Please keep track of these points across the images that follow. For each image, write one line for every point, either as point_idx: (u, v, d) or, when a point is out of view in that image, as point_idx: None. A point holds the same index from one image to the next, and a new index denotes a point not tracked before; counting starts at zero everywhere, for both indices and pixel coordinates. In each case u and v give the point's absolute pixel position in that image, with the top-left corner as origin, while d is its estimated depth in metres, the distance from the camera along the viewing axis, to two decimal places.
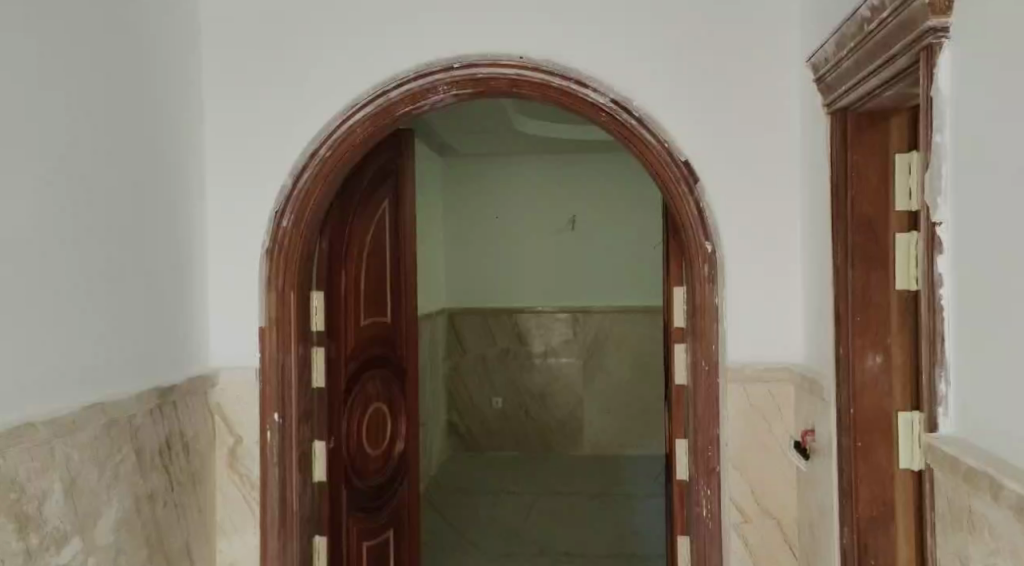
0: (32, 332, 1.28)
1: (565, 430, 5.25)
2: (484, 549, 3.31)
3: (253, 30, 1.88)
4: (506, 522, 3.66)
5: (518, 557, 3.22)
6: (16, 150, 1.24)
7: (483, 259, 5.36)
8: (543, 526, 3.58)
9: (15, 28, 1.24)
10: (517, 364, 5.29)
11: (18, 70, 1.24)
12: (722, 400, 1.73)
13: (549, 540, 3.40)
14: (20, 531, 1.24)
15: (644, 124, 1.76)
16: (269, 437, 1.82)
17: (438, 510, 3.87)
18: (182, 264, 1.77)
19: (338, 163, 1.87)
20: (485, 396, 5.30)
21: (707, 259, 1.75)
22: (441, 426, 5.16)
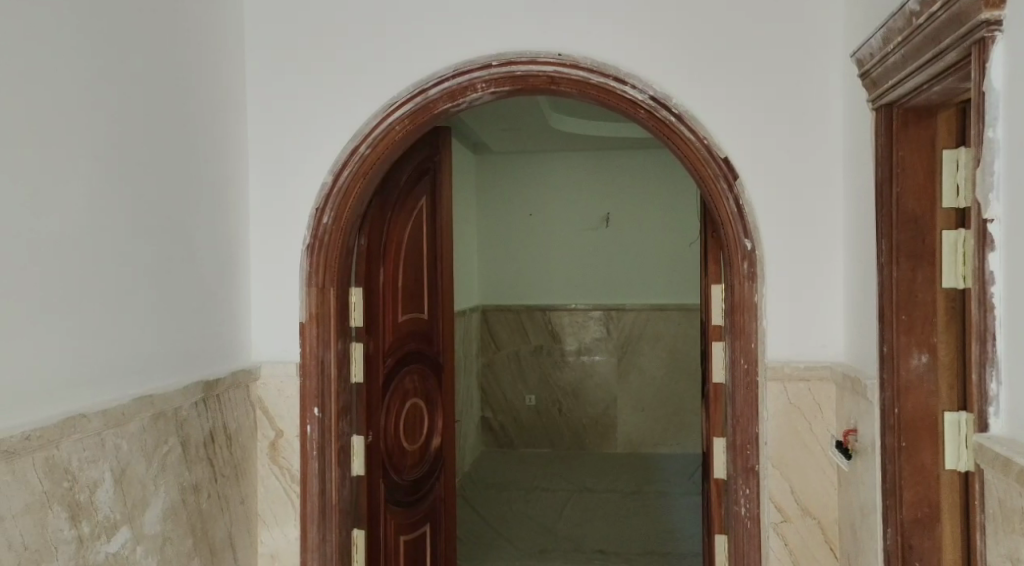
0: (77, 324, 1.32)
1: (594, 428, 5.24)
2: (519, 545, 3.32)
3: (293, 30, 1.90)
4: (537, 519, 3.66)
5: (552, 553, 3.23)
6: (57, 148, 1.27)
7: (512, 257, 5.37)
8: (575, 524, 3.59)
9: (52, 29, 1.26)
10: (547, 362, 5.29)
11: (56, 71, 1.27)
12: (762, 398, 1.71)
13: (583, 536, 3.41)
14: (72, 518, 1.28)
15: (683, 121, 1.76)
16: (310, 431, 1.85)
17: (468, 505, 3.89)
18: (226, 260, 1.80)
19: (378, 160, 1.89)
20: (515, 394, 5.31)
21: (747, 256, 1.74)
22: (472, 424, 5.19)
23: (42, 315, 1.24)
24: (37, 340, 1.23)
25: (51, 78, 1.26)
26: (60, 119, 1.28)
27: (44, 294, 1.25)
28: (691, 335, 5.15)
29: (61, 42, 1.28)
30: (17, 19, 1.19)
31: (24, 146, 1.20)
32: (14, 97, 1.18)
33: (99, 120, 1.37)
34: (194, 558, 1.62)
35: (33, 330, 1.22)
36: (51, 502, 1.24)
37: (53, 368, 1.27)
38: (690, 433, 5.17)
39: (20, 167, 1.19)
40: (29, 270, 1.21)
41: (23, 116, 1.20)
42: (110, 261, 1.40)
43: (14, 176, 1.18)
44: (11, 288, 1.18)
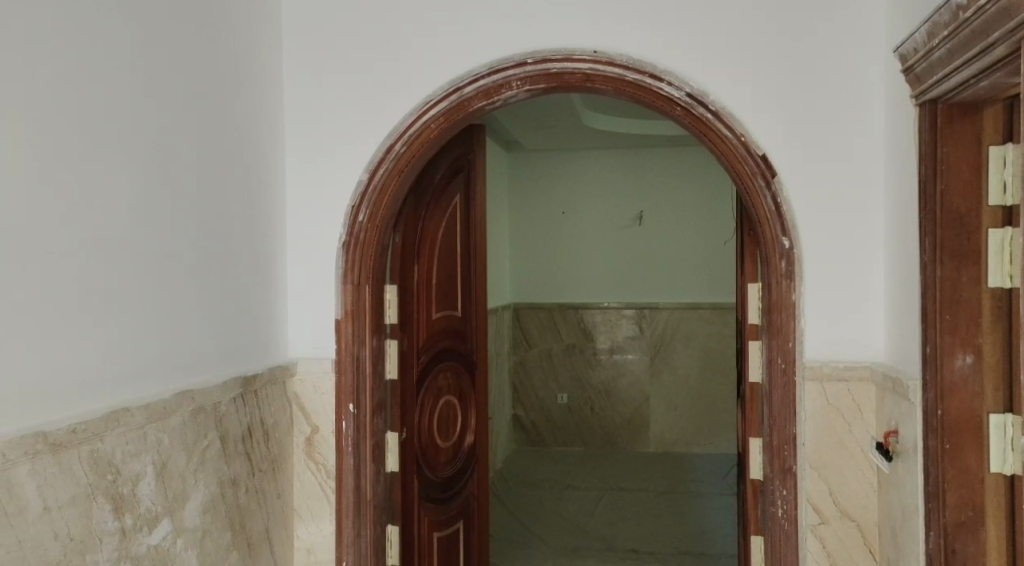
0: (114, 321, 1.34)
1: (625, 427, 5.23)
2: (551, 544, 3.32)
3: (328, 31, 1.92)
4: (568, 517, 3.66)
5: (585, 551, 3.23)
6: (98, 148, 1.29)
7: (542, 254, 5.37)
8: (607, 522, 3.58)
9: (91, 30, 1.28)
10: (577, 361, 5.29)
11: (97, 70, 1.29)
12: (800, 399, 1.69)
13: (616, 535, 3.40)
14: (116, 510, 1.31)
15: (719, 118, 1.74)
16: (345, 427, 1.86)
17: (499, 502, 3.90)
18: (263, 257, 1.83)
19: (414, 158, 1.90)
20: (544, 392, 5.31)
21: (785, 255, 1.72)
22: (505, 421, 5.20)
23: (83, 311, 1.26)
24: (77, 335, 1.25)
25: (91, 79, 1.28)
26: (99, 119, 1.30)
27: (87, 291, 1.27)
28: (727, 333, 5.11)
29: (101, 43, 1.30)
30: (57, 20, 1.21)
31: (63, 146, 1.22)
32: (54, 98, 1.20)
33: (137, 119, 1.39)
34: (232, 551, 1.64)
35: (73, 326, 1.24)
36: (95, 495, 1.26)
37: (93, 362, 1.29)
38: (722, 433, 5.12)
39: (60, 166, 1.21)
40: (68, 268, 1.23)
41: (62, 115, 1.22)
42: (149, 259, 1.42)
43: (56, 176, 1.21)
44: (51, 285, 1.20)
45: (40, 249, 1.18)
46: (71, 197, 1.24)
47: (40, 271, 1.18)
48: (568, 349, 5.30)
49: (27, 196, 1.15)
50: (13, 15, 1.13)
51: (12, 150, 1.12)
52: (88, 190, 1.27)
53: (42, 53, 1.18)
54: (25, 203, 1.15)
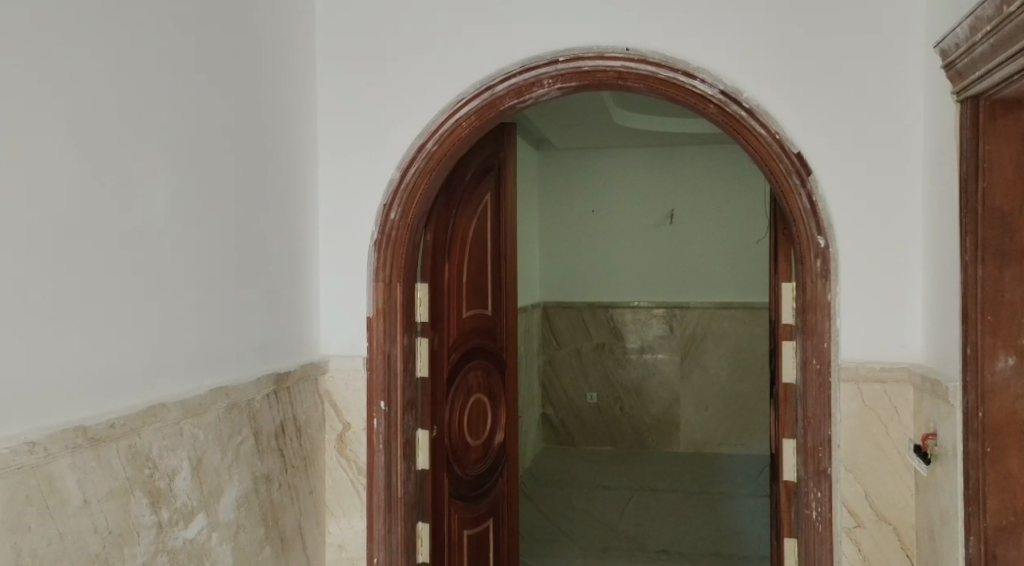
0: (149, 318, 1.35)
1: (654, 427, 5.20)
2: (581, 543, 3.31)
3: (360, 30, 1.93)
4: (597, 517, 3.65)
5: (615, 551, 3.22)
6: (134, 147, 1.31)
7: (569, 253, 5.37)
8: (637, 522, 3.57)
9: (128, 30, 1.30)
10: (604, 360, 5.27)
11: (134, 70, 1.31)
12: (836, 399, 1.67)
13: (646, 536, 3.39)
14: (153, 504, 1.33)
15: (753, 115, 1.72)
16: (376, 424, 1.87)
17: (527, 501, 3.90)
18: (296, 255, 1.84)
19: (445, 156, 1.90)
20: (570, 391, 5.31)
21: (819, 254, 1.70)
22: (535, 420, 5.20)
23: (119, 308, 1.28)
24: (115, 332, 1.27)
25: (127, 80, 1.29)
26: (136, 119, 1.32)
27: (123, 288, 1.29)
28: (758, 333, 5.06)
29: (138, 43, 1.32)
30: (94, 21, 1.22)
31: (100, 145, 1.23)
32: (92, 98, 1.22)
33: (172, 118, 1.41)
34: (266, 546, 1.66)
35: (110, 323, 1.26)
36: (133, 489, 1.28)
37: (129, 359, 1.31)
38: (752, 434, 5.08)
39: (97, 164, 1.23)
40: (106, 267, 1.25)
41: (99, 115, 1.23)
42: (183, 258, 1.44)
43: (95, 175, 1.22)
44: (89, 283, 1.21)
45: (79, 247, 1.19)
46: (107, 196, 1.25)
47: (79, 268, 1.19)
48: (599, 348, 5.28)
49: (65, 195, 1.17)
50: (53, 17, 1.14)
51: (50, 149, 1.14)
52: (125, 190, 1.29)
53: (80, 54, 1.19)
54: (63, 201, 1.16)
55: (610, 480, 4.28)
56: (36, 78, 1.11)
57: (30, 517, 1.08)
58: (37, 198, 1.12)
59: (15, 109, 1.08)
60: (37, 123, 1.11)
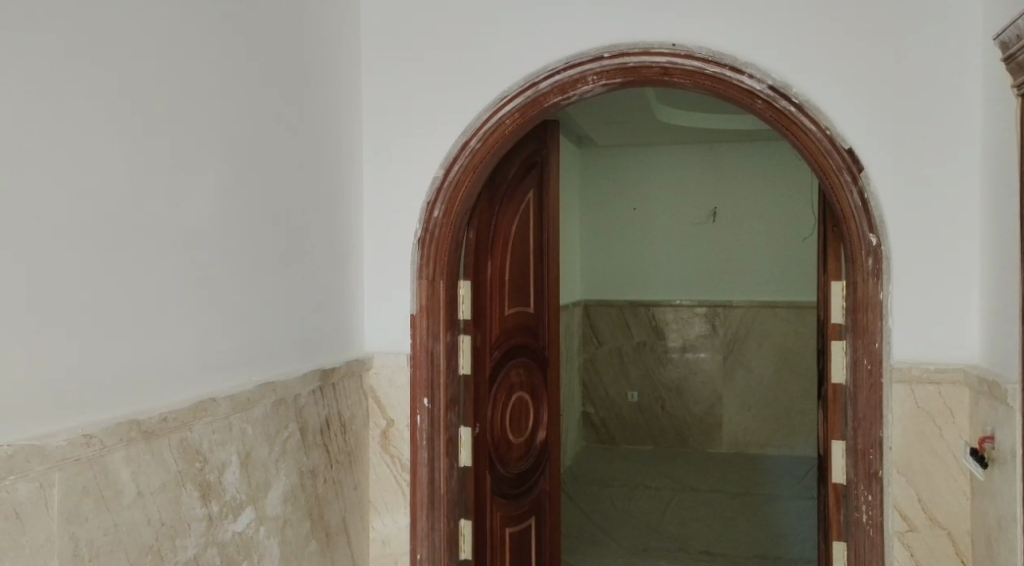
0: (199, 315, 1.38)
1: (695, 427, 5.16)
2: (623, 542, 3.30)
3: (404, 29, 1.94)
4: (638, 517, 3.63)
5: (657, 551, 3.20)
6: (185, 147, 1.33)
7: (607, 251, 5.35)
8: (680, 522, 3.54)
9: (179, 31, 1.32)
10: (645, 359, 5.24)
11: (185, 71, 1.33)
12: (888, 401, 1.64)
13: (689, 536, 3.36)
14: (203, 497, 1.35)
15: (803, 111, 1.69)
16: (420, 421, 1.88)
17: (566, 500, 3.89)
18: (340, 252, 1.86)
19: (489, 153, 1.91)
20: (610, 390, 5.28)
21: (870, 252, 1.66)
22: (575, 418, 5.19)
23: (171, 305, 1.30)
24: (166, 329, 1.29)
25: (177, 80, 1.31)
26: (186, 119, 1.34)
27: (174, 285, 1.31)
28: (800, 333, 4.99)
29: (189, 44, 1.34)
30: (145, 23, 1.24)
31: (151, 145, 1.26)
32: (145, 98, 1.24)
33: (220, 118, 1.43)
34: (311, 541, 1.68)
35: (160, 320, 1.28)
36: (185, 482, 1.30)
37: (180, 354, 1.33)
38: (794, 435, 5.01)
39: (150, 164, 1.25)
40: (158, 265, 1.27)
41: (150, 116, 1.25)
42: (232, 255, 1.46)
43: (148, 173, 1.25)
44: (141, 280, 1.23)
45: (132, 244, 1.21)
46: (158, 195, 1.27)
47: (131, 266, 1.21)
48: (644, 347, 5.25)
49: (121, 194, 1.19)
50: (107, 19, 1.16)
51: (108, 148, 1.16)
52: (175, 188, 1.31)
53: (132, 55, 1.21)
54: (116, 199, 1.18)
55: (653, 480, 4.25)
56: (92, 80, 1.13)
57: (87, 507, 1.10)
58: (95, 197, 1.14)
59: (71, 111, 1.10)
60: (91, 124, 1.13)
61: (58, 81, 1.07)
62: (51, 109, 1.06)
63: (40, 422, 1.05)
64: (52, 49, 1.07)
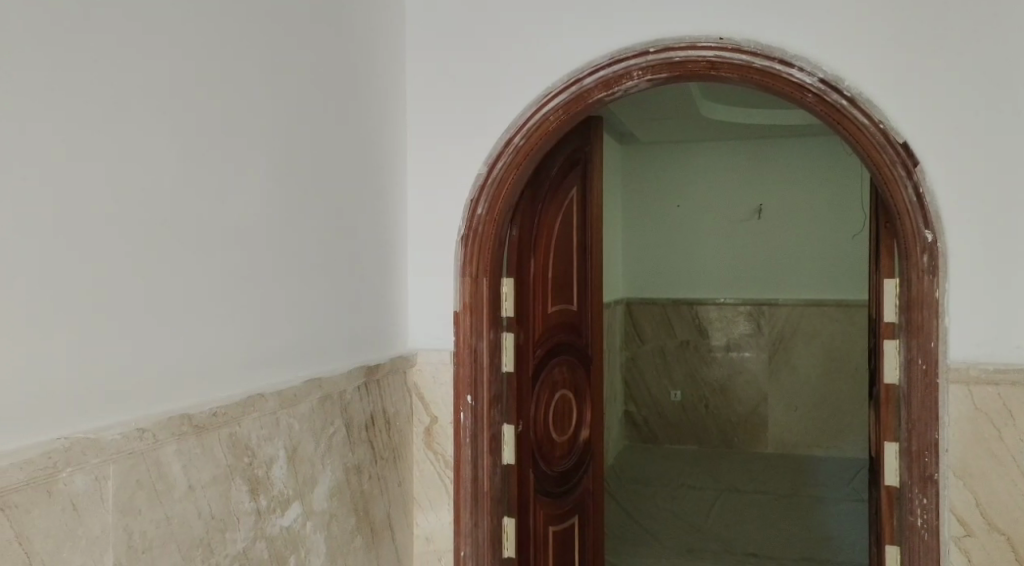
0: (247, 312, 1.39)
1: (741, 427, 5.10)
2: (667, 543, 3.27)
3: (448, 27, 1.94)
4: (683, 517, 3.59)
5: (703, 553, 3.16)
6: (233, 145, 1.35)
7: (647, 248, 5.32)
8: (726, 524, 3.49)
9: (227, 30, 1.33)
10: (688, 358, 5.19)
11: (233, 69, 1.35)
12: (944, 403, 1.59)
13: (735, 538, 3.32)
14: (252, 491, 1.36)
15: (855, 104, 1.65)
16: (463, 418, 1.88)
17: (616, 498, 3.89)
18: (385, 250, 1.86)
19: (532, 150, 1.90)
20: (652, 388, 5.25)
21: (926, 249, 1.62)
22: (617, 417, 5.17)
23: (220, 303, 1.32)
24: (215, 325, 1.31)
25: (226, 80, 1.33)
26: (234, 118, 1.35)
27: (223, 282, 1.33)
28: (845, 332, 4.90)
29: (237, 43, 1.36)
30: (196, 23, 1.26)
31: (201, 144, 1.27)
32: (194, 96, 1.25)
33: (268, 117, 1.44)
34: (357, 536, 1.69)
35: (210, 316, 1.30)
36: (234, 475, 1.32)
37: (230, 349, 1.35)
38: (841, 436, 4.92)
39: (199, 162, 1.27)
40: (206, 262, 1.29)
41: (200, 116, 1.27)
42: (279, 252, 1.48)
43: (197, 171, 1.26)
44: (189, 277, 1.25)
45: (182, 241, 1.23)
46: (208, 194, 1.29)
47: (181, 263, 1.23)
48: (687, 345, 5.20)
49: (171, 192, 1.21)
50: (158, 18, 1.18)
51: (157, 147, 1.17)
52: (225, 186, 1.33)
53: (182, 54, 1.23)
54: (166, 198, 1.20)
55: (698, 480, 4.21)
56: (143, 78, 1.15)
57: (140, 501, 1.12)
58: (146, 195, 1.16)
59: (123, 111, 1.11)
60: (142, 124, 1.15)
61: (111, 79, 1.09)
62: (105, 107, 1.08)
63: (95, 415, 1.07)
64: (106, 51, 1.08)
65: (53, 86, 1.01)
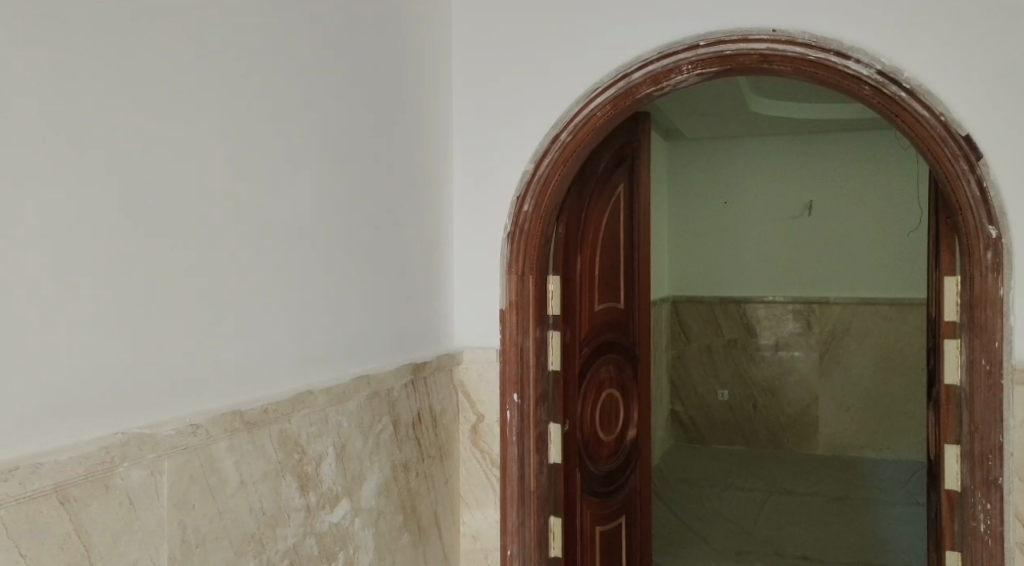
0: (297, 310, 1.40)
1: (794, 427, 5.02)
2: (714, 545, 3.23)
3: (494, 24, 1.94)
4: (729, 519, 3.54)
5: (751, 555, 3.12)
6: (282, 145, 1.35)
7: (691, 246, 5.27)
8: (773, 527, 3.43)
9: (278, 29, 1.33)
10: (735, 357, 5.13)
11: (284, 68, 1.35)
12: (1009, 405, 1.53)
13: (783, 541, 3.26)
14: (301, 488, 1.37)
15: (914, 96, 1.60)
16: (509, 416, 1.87)
17: (661, 498, 3.86)
18: (431, 247, 1.86)
19: (579, 146, 1.88)
20: (699, 388, 5.20)
21: (989, 246, 1.56)
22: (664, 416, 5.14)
23: (270, 301, 1.32)
24: (267, 323, 1.32)
25: (276, 79, 1.33)
26: (284, 116, 1.36)
27: (273, 280, 1.33)
28: (898, 330, 4.78)
29: (288, 42, 1.36)
30: (246, 22, 1.26)
31: (252, 141, 1.28)
32: (245, 96, 1.26)
33: (317, 115, 1.45)
34: (404, 534, 1.69)
35: (263, 314, 1.31)
36: (284, 472, 1.32)
37: (280, 344, 1.35)
38: (891, 438, 4.81)
39: (250, 160, 1.27)
40: (257, 261, 1.29)
41: (251, 114, 1.27)
42: (328, 250, 1.48)
43: (248, 170, 1.27)
44: (241, 275, 1.25)
45: (233, 240, 1.24)
46: (259, 192, 1.30)
47: (233, 260, 1.24)
48: (735, 344, 5.14)
49: (223, 191, 1.21)
50: (210, 17, 1.18)
51: (208, 146, 1.18)
52: (275, 184, 1.33)
53: (234, 53, 1.23)
54: (219, 196, 1.20)
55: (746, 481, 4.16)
56: (197, 77, 1.15)
57: (194, 496, 1.13)
58: (199, 193, 1.16)
59: (176, 110, 1.11)
60: (196, 124, 1.15)
61: (166, 79, 1.10)
62: (160, 107, 1.09)
63: (151, 412, 1.08)
64: (161, 50, 1.09)
65: (112, 87, 1.01)
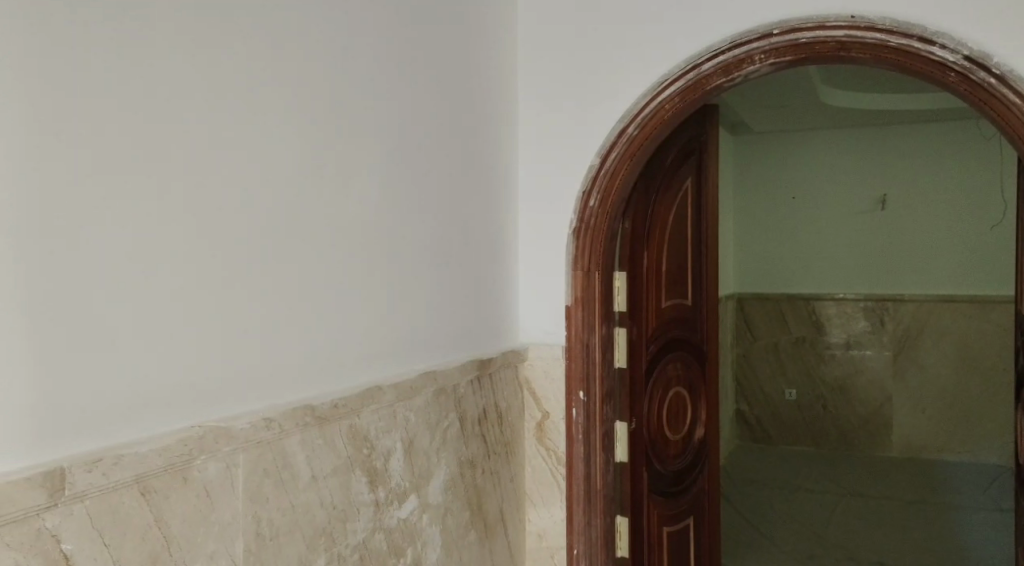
0: (369, 305, 1.40)
1: (868, 427, 4.89)
2: (785, 548, 3.17)
3: (557, 19, 1.92)
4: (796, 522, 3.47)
5: (824, 559, 3.05)
6: (352, 141, 1.36)
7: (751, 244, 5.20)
8: (845, 530, 3.35)
9: (347, 25, 1.34)
10: (805, 357, 5.03)
11: (353, 65, 1.35)
12: None
13: (857, 546, 3.17)
14: (371, 483, 1.37)
15: (1003, 82, 1.53)
16: (575, 414, 1.86)
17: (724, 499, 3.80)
18: (497, 242, 1.85)
19: (647, 140, 1.84)
20: (766, 388, 5.12)
21: None
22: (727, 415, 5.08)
23: (340, 297, 1.33)
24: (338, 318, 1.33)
25: (346, 75, 1.34)
26: (355, 112, 1.36)
27: (345, 276, 1.34)
28: (977, 328, 4.62)
29: (358, 39, 1.37)
30: (317, 18, 1.26)
31: (320, 137, 1.28)
32: (315, 92, 1.26)
33: (387, 111, 1.45)
34: (471, 531, 1.68)
35: (334, 310, 1.31)
36: (354, 467, 1.33)
37: (351, 340, 1.36)
38: (966, 439, 4.66)
39: (320, 156, 1.28)
40: (328, 257, 1.30)
41: (320, 110, 1.28)
42: (398, 246, 1.48)
43: (319, 166, 1.27)
44: (312, 270, 1.26)
45: (304, 236, 1.24)
46: (329, 187, 1.30)
47: (304, 255, 1.24)
48: (803, 343, 5.04)
49: (294, 188, 1.22)
50: (281, 15, 1.19)
51: (279, 143, 1.19)
52: (346, 180, 1.34)
53: (305, 49, 1.24)
54: (291, 192, 1.21)
55: (818, 484, 4.06)
56: (268, 75, 1.16)
57: (268, 490, 1.13)
58: (271, 189, 1.17)
59: (246, 107, 1.12)
60: (267, 119, 1.16)
61: (239, 77, 1.11)
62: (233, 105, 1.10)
63: (227, 406, 1.09)
64: (234, 48, 1.10)
65: (187, 83, 1.02)
